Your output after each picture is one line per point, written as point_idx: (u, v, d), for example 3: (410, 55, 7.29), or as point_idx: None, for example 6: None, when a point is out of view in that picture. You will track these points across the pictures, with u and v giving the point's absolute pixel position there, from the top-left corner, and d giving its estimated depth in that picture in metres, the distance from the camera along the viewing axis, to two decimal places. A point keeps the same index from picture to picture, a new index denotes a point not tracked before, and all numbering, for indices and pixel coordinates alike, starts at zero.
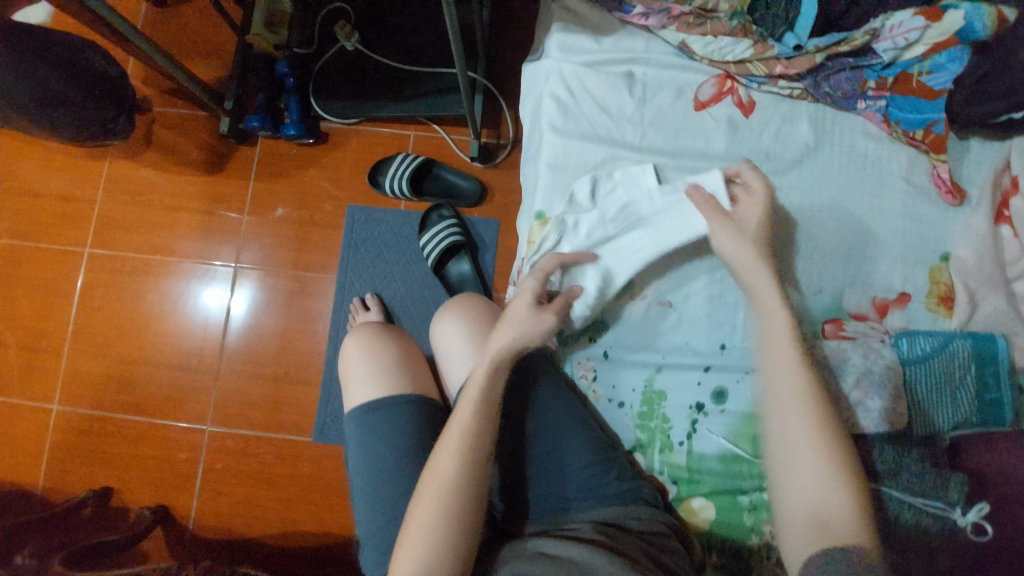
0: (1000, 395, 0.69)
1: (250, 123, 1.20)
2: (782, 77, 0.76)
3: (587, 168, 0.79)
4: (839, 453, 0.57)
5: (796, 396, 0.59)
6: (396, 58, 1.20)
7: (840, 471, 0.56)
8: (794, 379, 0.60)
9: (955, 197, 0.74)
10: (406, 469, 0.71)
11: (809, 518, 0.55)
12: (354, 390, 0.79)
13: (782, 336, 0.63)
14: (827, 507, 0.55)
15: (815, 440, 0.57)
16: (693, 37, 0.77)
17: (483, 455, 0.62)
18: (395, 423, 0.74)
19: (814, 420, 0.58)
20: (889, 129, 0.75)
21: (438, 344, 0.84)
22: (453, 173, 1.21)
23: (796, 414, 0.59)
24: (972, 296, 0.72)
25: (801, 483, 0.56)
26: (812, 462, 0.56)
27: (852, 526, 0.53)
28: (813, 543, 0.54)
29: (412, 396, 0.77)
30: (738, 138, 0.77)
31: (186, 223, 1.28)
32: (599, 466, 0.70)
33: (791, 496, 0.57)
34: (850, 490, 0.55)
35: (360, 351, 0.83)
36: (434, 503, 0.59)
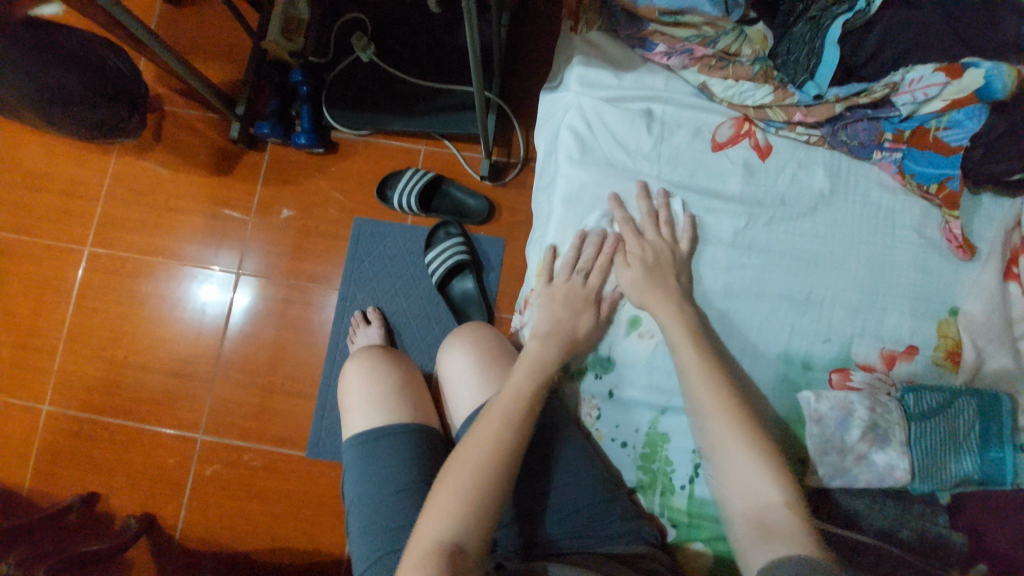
0: (1002, 454, 0.67)
1: (260, 129, 1.19)
2: (800, 124, 0.77)
3: (599, 204, 0.78)
4: (763, 451, 0.61)
5: (712, 406, 0.64)
6: (411, 71, 1.19)
7: (766, 467, 0.60)
8: (704, 392, 0.65)
9: (965, 252, 0.74)
10: (402, 499, 0.70)
11: (748, 517, 0.58)
12: (355, 415, 0.78)
13: (691, 351, 0.68)
14: (764, 505, 0.58)
15: (733, 440, 0.62)
16: (713, 79, 0.78)
17: (495, 497, 0.60)
18: (395, 451, 0.73)
19: (735, 426, 0.62)
20: (903, 180, 0.76)
21: (443, 372, 0.84)
22: (461, 191, 1.20)
23: (717, 424, 0.63)
24: (979, 353, 0.72)
25: (737, 487, 0.60)
26: (748, 469, 0.60)
27: (787, 519, 0.56)
28: (761, 543, 0.56)
29: (413, 425, 0.76)
30: (754, 182, 0.77)
31: (189, 226, 1.27)
32: (602, 506, 0.70)
33: (731, 502, 0.60)
34: (779, 487, 0.58)
35: (363, 374, 0.82)
36: (430, 537, 0.56)
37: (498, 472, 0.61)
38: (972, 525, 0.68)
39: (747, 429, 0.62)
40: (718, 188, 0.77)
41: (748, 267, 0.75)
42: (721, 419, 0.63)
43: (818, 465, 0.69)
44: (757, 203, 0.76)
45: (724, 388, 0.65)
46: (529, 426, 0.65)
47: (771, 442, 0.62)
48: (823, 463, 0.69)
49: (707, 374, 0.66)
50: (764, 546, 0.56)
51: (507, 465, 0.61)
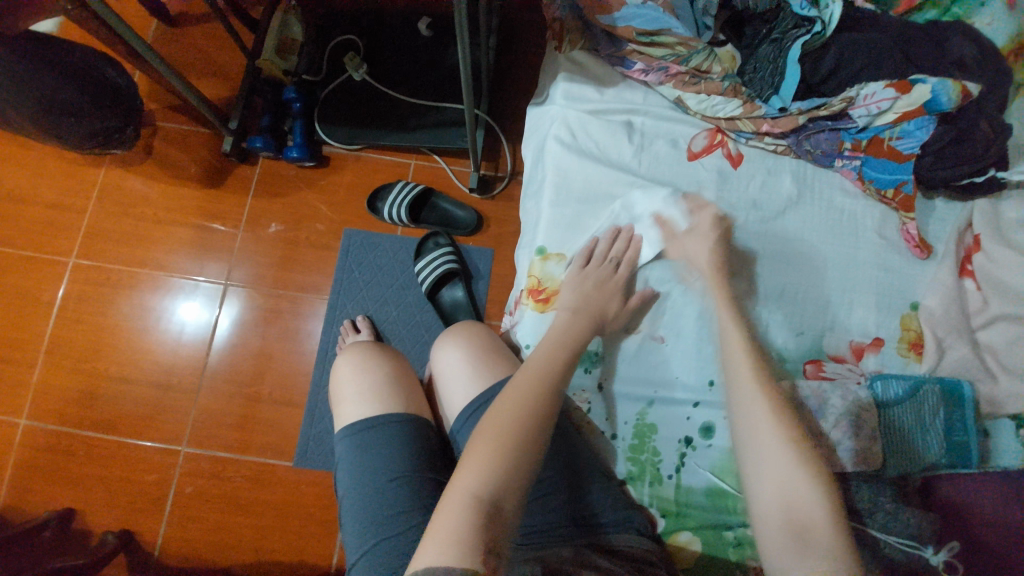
0: (967, 440, 0.72)
1: (253, 143, 1.22)
2: (768, 134, 0.83)
3: (588, 208, 0.82)
4: (811, 464, 0.59)
5: (760, 412, 0.63)
6: (402, 89, 1.25)
7: (810, 479, 0.58)
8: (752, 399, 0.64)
9: (922, 251, 0.80)
10: (397, 489, 0.70)
11: (787, 529, 0.57)
12: (347, 408, 0.79)
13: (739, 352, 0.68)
14: (803, 518, 0.57)
15: (780, 448, 0.60)
16: (687, 94, 0.84)
17: (528, 471, 0.59)
18: (389, 441, 0.74)
19: (783, 436, 0.61)
20: (863, 186, 0.82)
21: (438, 369, 0.85)
22: (451, 203, 1.24)
23: (765, 431, 0.62)
24: (940, 343, 0.77)
25: (776, 494, 0.59)
26: (792, 479, 0.59)
27: (828, 536, 0.55)
28: (800, 554, 0.55)
29: (407, 416, 0.77)
30: (727, 188, 0.81)
31: (178, 238, 1.28)
32: (595, 494, 0.71)
33: (766, 507, 0.59)
34: (824, 499, 0.57)
35: (353, 368, 0.83)
36: (464, 501, 0.55)
37: (529, 452, 0.60)
38: (942, 506, 0.72)
39: (797, 440, 0.61)
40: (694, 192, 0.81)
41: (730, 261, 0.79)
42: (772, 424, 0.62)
43: None
44: (732, 206, 0.81)
45: (769, 391, 0.64)
46: (555, 399, 0.65)
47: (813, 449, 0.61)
48: None
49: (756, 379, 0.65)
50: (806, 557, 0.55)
51: (538, 437, 0.61)
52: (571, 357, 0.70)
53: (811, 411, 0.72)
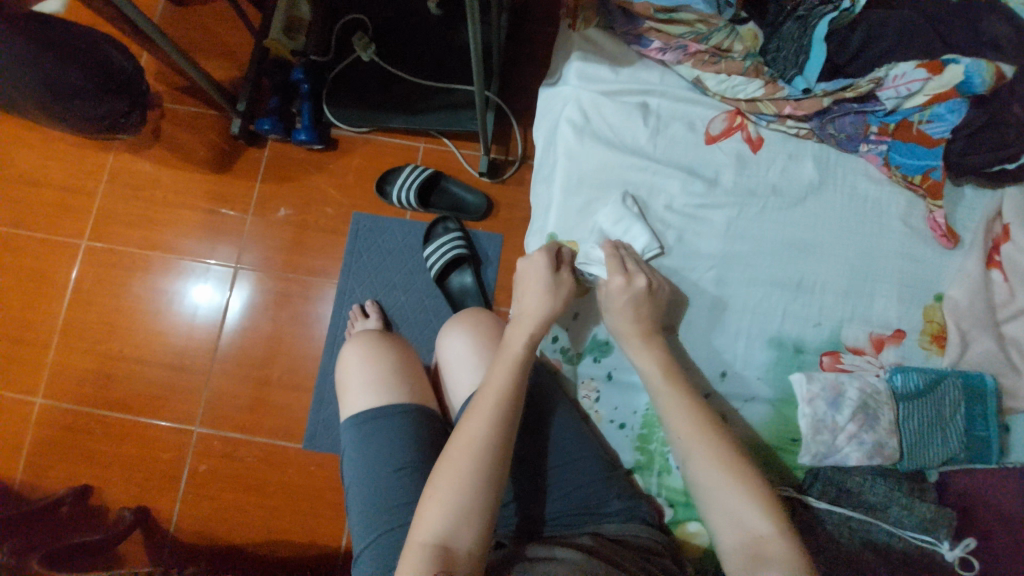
0: (988, 434, 0.71)
1: (261, 125, 1.21)
2: (790, 117, 0.79)
3: (601, 194, 0.79)
4: (749, 481, 0.60)
5: (695, 436, 0.63)
6: (411, 70, 1.22)
7: (749, 495, 0.59)
8: (688, 423, 0.64)
9: (949, 240, 0.77)
10: (400, 481, 0.68)
11: (743, 552, 0.57)
12: (353, 397, 0.77)
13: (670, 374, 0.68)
14: (753, 537, 0.57)
15: (719, 470, 0.61)
16: (706, 74, 0.80)
17: (488, 503, 0.59)
18: (394, 431, 0.72)
19: (718, 457, 0.61)
20: (889, 172, 0.79)
21: (443, 356, 0.84)
22: (460, 187, 1.23)
23: (701, 454, 0.62)
24: (964, 336, 0.74)
25: (726, 519, 0.59)
26: (733, 499, 0.59)
27: (778, 551, 0.55)
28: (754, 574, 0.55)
29: (412, 407, 0.75)
30: (746, 173, 0.78)
31: (187, 221, 1.28)
32: (602, 484, 0.70)
33: (721, 533, 0.59)
34: (767, 514, 0.58)
35: (357, 357, 0.81)
36: (424, 546, 0.56)
37: (487, 483, 0.59)
38: (960, 503, 0.70)
39: (727, 457, 0.61)
40: (711, 177, 0.78)
41: (746, 249, 0.77)
42: (704, 448, 0.62)
43: (810, 445, 0.70)
44: (750, 192, 0.78)
45: (699, 412, 0.65)
46: (513, 426, 0.63)
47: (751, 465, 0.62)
48: (812, 444, 0.70)
49: (687, 401, 0.66)
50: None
51: (497, 467, 0.60)
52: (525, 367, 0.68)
53: (828, 404, 0.70)
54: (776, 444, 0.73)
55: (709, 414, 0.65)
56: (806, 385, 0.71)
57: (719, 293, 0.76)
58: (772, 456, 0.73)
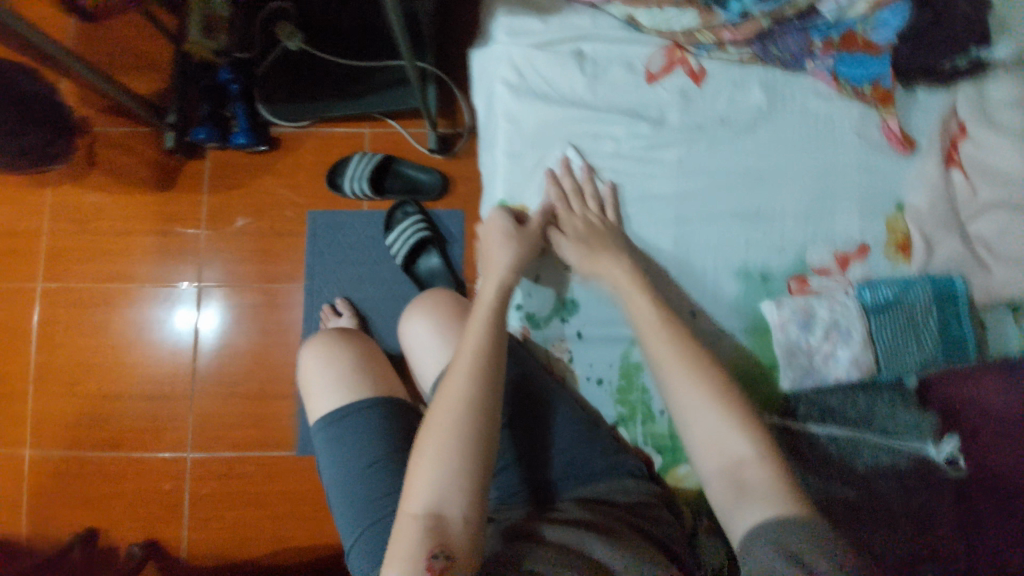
0: (963, 333, 0.71)
1: (197, 135, 1.16)
2: (730, 43, 0.75)
3: (546, 154, 0.76)
4: (728, 403, 0.57)
5: (674, 360, 0.60)
6: (340, 53, 1.15)
7: (732, 419, 0.56)
8: (666, 348, 0.61)
9: (905, 146, 0.76)
10: (378, 474, 0.67)
11: (725, 478, 0.54)
12: (317, 399, 0.74)
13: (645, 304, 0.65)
14: (734, 462, 0.54)
15: (699, 395, 0.58)
16: (638, 11, 0.75)
17: (482, 463, 0.55)
18: (366, 426, 0.69)
19: (697, 380, 0.58)
20: (838, 86, 0.76)
21: (408, 342, 0.82)
22: (413, 169, 1.19)
23: (680, 380, 0.59)
24: (928, 241, 0.74)
25: (707, 445, 0.56)
26: (715, 423, 0.56)
27: (761, 474, 0.53)
28: (739, 503, 0.52)
29: (379, 398, 0.72)
30: (691, 109, 0.75)
31: (141, 246, 1.23)
32: (587, 443, 0.69)
33: (704, 460, 0.57)
34: (750, 436, 0.55)
35: (316, 357, 0.77)
36: (417, 517, 0.52)
37: (477, 444, 0.55)
38: (941, 403, 0.69)
39: (706, 381, 0.58)
40: (657, 118, 0.75)
41: (702, 187, 0.75)
42: (692, 378, 0.58)
43: (787, 370, 0.71)
44: (698, 128, 0.75)
45: (676, 338, 0.61)
46: (496, 385, 0.59)
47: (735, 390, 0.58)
48: (790, 368, 0.71)
49: (664, 330, 0.62)
50: (748, 504, 0.52)
51: (486, 424, 0.56)
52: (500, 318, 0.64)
53: (798, 329, 0.71)
54: (753, 376, 0.74)
55: (687, 339, 0.62)
56: (778, 309, 0.71)
57: (678, 235, 0.75)
58: (751, 387, 0.73)
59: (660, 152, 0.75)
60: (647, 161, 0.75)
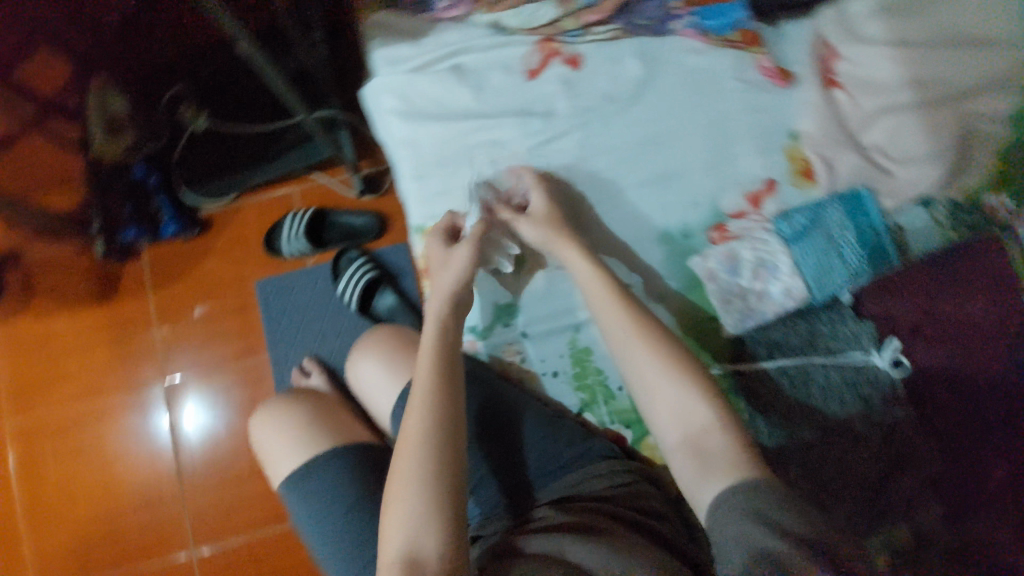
0: (881, 239, 0.74)
1: (126, 235, 1.18)
2: (595, 24, 0.79)
3: (450, 169, 0.77)
4: (689, 378, 0.58)
5: (637, 340, 0.61)
6: (249, 120, 1.16)
7: (695, 392, 0.58)
8: (626, 329, 0.62)
9: (783, 80, 0.79)
10: (356, 521, 0.66)
11: (689, 449, 0.56)
12: (282, 463, 0.74)
13: (602, 291, 0.65)
14: (699, 433, 0.56)
15: (662, 371, 0.59)
16: (501, 15, 0.79)
17: (451, 493, 0.55)
18: (331, 479, 0.69)
19: (658, 358, 0.60)
20: (708, 39, 0.79)
21: (360, 384, 0.82)
22: (346, 214, 1.20)
23: (644, 359, 0.60)
24: (826, 161, 0.77)
25: (672, 418, 0.58)
26: (679, 396, 0.58)
27: (723, 442, 0.54)
28: (704, 474, 0.54)
29: (340, 446, 0.72)
30: (576, 94, 0.78)
31: (100, 359, 1.21)
32: (552, 438, 0.70)
33: (667, 433, 0.58)
34: (711, 406, 0.57)
35: (273, 422, 0.76)
36: (395, 560, 0.52)
37: (444, 475, 0.55)
38: (874, 312, 0.73)
39: (670, 356, 0.60)
40: (546, 111, 0.77)
41: (605, 164, 0.77)
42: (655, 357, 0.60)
43: (726, 316, 0.74)
44: (587, 110, 0.78)
45: (636, 319, 0.62)
46: (456, 413, 0.59)
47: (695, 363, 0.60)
48: (730, 314, 0.74)
49: (626, 314, 0.63)
50: (714, 472, 0.53)
51: (450, 453, 0.57)
52: (449, 344, 0.64)
53: (727, 274, 0.74)
54: (697, 330, 0.76)
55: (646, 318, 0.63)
56: (699, 261, 0.75)
57: (593, 215, 0.77)
58: (695, 342, 0.76)
59: (557, 141, 0.77)
60: (546, 153, 0.77)
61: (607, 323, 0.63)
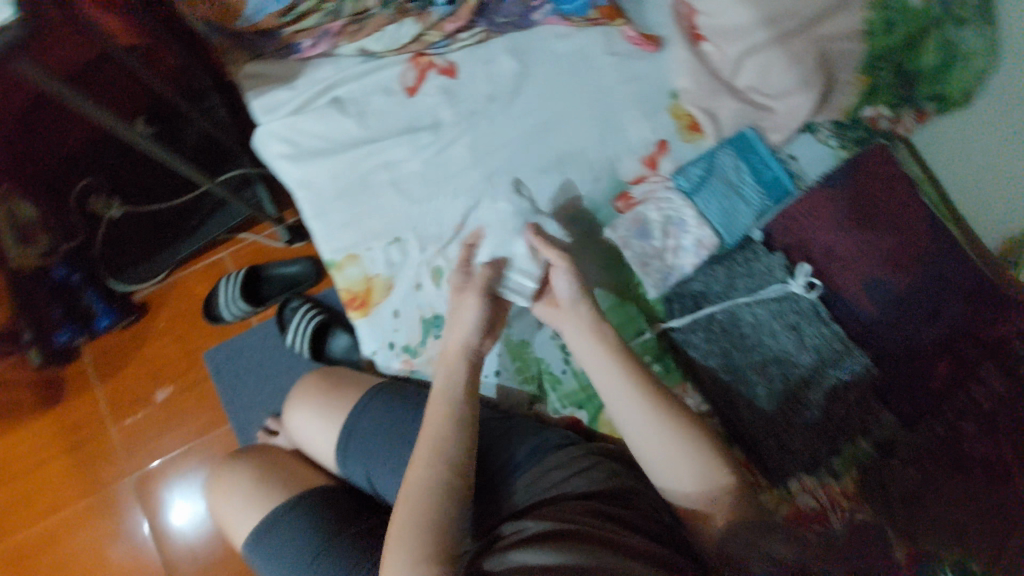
0: (773, 171, 0.77)
1: (60, 337, 1.14)
2: (459, 31, 0.81)
3: (348, 200, 0.78)
4: (682, 423, 0.60)
5: (633, 391, 0.61)
6: (164, 197, 1.15)
7: (689, 437, 0.59)
8: (621, 379, 0.62)
9: (650, 45, 0.82)
10: (321, 565, 0.65)
11: (695, 489, 0.59)
12: (243, 526, 0.72)
13: (593, 341, 0.64)
14: (700, 476, 0.59)
15: (659, 422, 0.60)
16: (365, 41, 0.81)
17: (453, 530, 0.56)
18: (291, 532, 0.68)
19: (655, 409, 0.60)
20: (571, 22, 0.82)
21: (301, 435, 0.79)
22: (281, 266, 1.19)
23: (639, 412, 0.60)
24: (708, 111, 0.79)
25: (672, 465, 0.59)
26: (679, 442, 0.59)
27: (722, 480, 0.58)
28: (710, 510, 0.58)
29: (298, 495, 0.71)
30: (458, 100, 0.80)
31: (60, 469, 1.17)
32: (518, 442, 0.71)
33: (670, 478, 0.60)
34: (704, 448, 0.59)
35: (230, 487, 0.75)
36: None
37: (447, 514, 0.56)
38: (785, 243, 0.76)
39: (667, 407, 0.60)
40: (432, 122, 0.79)
41: (501, 161, 0.79)
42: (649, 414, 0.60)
43: (647, 278, 0.75)
44: (471, 113, 0.79)
45: (629, 371, 0.62)
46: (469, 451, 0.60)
47: (680, 412, 0.61)
48: (651, 275, 0.75)
49: (619, 365, 0.62)
50: (716, 509, 0.57)
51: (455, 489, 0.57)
52: (460, 382, 0.64)
53: (638, 239, 0.76)
54: (625, 298, 0.77)
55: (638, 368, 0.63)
56: (609, 232, 0.76)
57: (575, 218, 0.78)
58: (628, 310, 0.76)
59: (449, 149, 0.78)
60: (440, 163, 0.78)
61: (602, 378, 0.63)
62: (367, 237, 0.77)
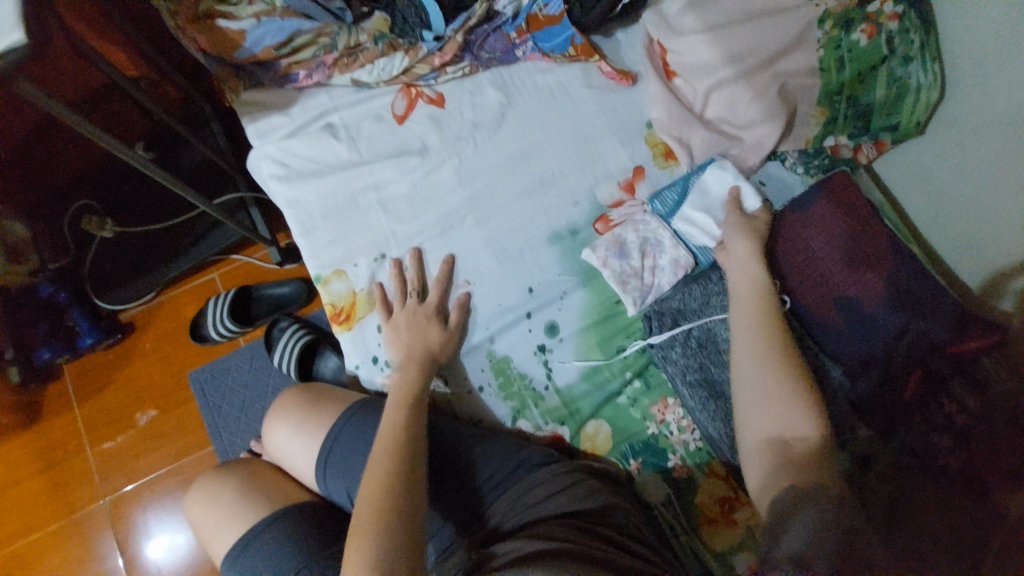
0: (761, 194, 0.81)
1: (41, 354, 1.12)
2: (446, 64, 0.86)
3: (335, 218, 0.81)
4: (803, 395, 0.62)
5: (766, 351, 0.66)
6: (154, 219, 1.17)
7: (804, 406, 0.61)
8: (761, 341, 0.67)
9: (625, 79, 0.87)
10: None
11: (774, 449, 0.61)
12: (220, 545, 0.71)
13: (750, 301, 0.70)
14: (795, 441, 0.60)
15: (773, 382, 0.63)
16: (357, 72, 0.85)
17: (409, 530, 0.57)
18: (268, 550, 0.66)
19: (780, 371, 0.64)
20: (551, 58, 0.87)
21: (285, 452, 0.79)
22: (272, 287, 1.21)
23: (756, 372, 0.65)
24: (681, 139, 0.84)
25: (769, 422, 0.62)
26: (788, 403, 0.62)
27: (811, 455, 0.59)
28: (773, 477, 0.60)
29: (277, 512, 0.70)
30: (445, 128, 0.84)
31: (32, 492, 1.14)
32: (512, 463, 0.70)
33: (755, 431, 0.63)
34: (814, 423, 0.60)
35: (208, 505, 0.74)
36: None
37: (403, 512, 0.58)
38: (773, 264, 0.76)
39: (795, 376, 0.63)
40: (420, 146, 0.83)
41: (485, 184, 0.82)
42: (788, 392, 0.62)
43: (626, 295, 0.77)
44: (458, 140, 0.84)
45: (772, 334, 0.67)
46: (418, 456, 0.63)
47: (822, 401, 0.63)
48: (630, 293, 0.77)
49: (762, 327, 0.67)
50: (773, 481, 0.59)
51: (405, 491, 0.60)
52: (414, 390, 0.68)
53: (617, 257, 0.78)
54: (606, 316, 0.79)
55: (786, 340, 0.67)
56: (591, 251, 0.79)
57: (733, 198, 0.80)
58: (609, 328, 0.79)
59: (436, 173, 0.82)
60: (427, 185, 0.82)
61: (739, 331, 0.69)
62: (354, 254, 0.80)
